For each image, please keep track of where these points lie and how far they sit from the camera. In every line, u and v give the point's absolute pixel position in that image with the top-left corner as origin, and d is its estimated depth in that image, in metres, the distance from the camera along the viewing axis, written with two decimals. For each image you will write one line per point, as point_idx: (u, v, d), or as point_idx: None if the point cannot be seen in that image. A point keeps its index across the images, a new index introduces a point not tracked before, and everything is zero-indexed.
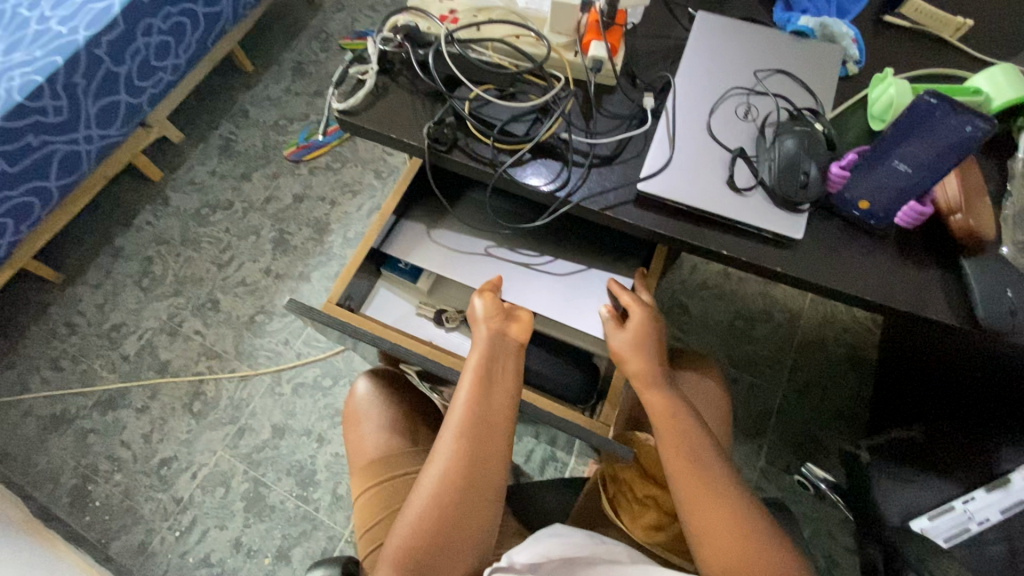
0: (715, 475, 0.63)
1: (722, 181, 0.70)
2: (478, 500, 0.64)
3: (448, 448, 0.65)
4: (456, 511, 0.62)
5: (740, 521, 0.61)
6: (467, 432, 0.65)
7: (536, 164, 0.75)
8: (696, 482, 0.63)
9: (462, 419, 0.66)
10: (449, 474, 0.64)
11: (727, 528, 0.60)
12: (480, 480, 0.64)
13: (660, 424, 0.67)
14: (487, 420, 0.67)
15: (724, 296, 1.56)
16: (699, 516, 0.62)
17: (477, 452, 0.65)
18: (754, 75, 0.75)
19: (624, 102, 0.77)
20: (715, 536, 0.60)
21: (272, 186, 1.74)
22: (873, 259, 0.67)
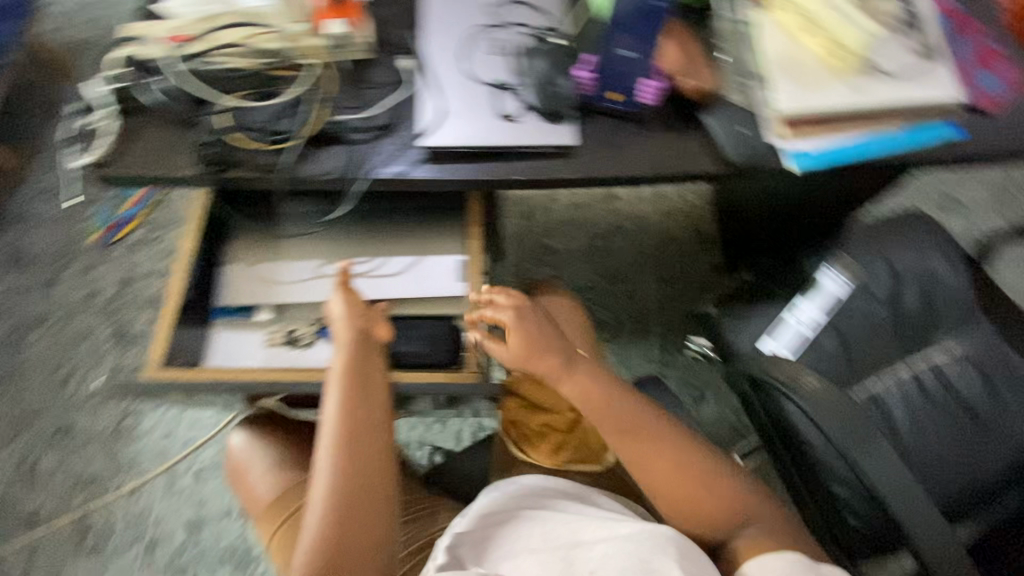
0: (660, 444, 0.67)
1: (494, 114, 0.74)
2: (371, 496, 0.63)
3: (328, 456, 0.64)
4: (349, 513, 0.61)
5: (688, 475, 0.66)
6: (344, 434, 0.65)
7: (320, 153, 0.74)
8: (638, 455, 0.67)
9: (338, 419, 0.66)
10: (335, 481, 0.63)
11: (680, 486, 0.65)
12: (367, 475, 0.64)
13: (593, 406, 0.69)
14: (363, 414, 0.67)
15: (579, 224, 1.66)
16: (653, 481, 0.66)
17: (359, 450, 0.65)
18: (492, 11, 0.79)
19: (384, 70, 0.78)
20: (672, 493, 0.66)
21: (87, 279, 1.55)
22: (640, 139, 0.75)
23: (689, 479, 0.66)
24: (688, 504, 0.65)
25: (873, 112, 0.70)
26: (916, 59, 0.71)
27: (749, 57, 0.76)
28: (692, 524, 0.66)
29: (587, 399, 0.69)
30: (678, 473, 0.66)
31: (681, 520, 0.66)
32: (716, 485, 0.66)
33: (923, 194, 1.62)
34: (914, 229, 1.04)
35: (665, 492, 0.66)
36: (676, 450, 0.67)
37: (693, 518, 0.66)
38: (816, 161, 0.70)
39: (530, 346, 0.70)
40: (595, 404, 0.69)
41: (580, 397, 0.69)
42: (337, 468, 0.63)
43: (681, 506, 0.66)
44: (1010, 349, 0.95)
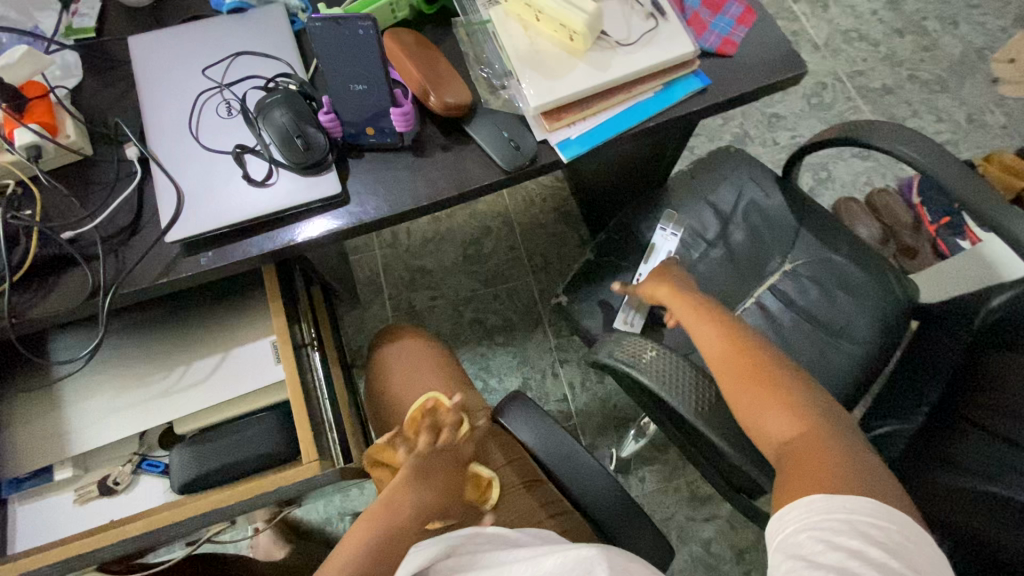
0: (773, 376, 0.73)
1: (243, 184, 0.67)
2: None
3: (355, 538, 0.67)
4: None
5: (793, 403, 0.71)
6: (376, 522, 0.68)
7: (50, 284, 0.64)
8: (756, 388, 0.73)
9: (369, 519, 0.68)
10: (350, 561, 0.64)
11: (783, 410, 0.70)
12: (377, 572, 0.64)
13: (700, 328, 0.82)
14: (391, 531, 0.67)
15: (445, 236, 1.61)
16: (764, 413, 0.71)
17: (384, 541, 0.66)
18: (216, 71, 0.71)
19: (108, 166, 0.68)
20: (789, 416, 0.70)
21: None
22: (412, 168, 0.71)
23: (785, 408, 0.70)
24: (759, 398, 0.72)
25: (622, 83, 0.70)
26: (648, 21, 0.71)
27: (496, 56, 0.73)
28: (772, 439, 0.69)
29: (721, 352, 0.78)
30: (779, 404, 0.71)
31: (773, 439, 0.69)
32: (822, 413, 0.70)
33: (750, 119, 1.73)
34: (725, 167, 1.08)
35: (764, 423, 0.70)
36: (784, 381, 0.73)
37: (806, 450, 0.66)
38: (580, 146, 0.70)
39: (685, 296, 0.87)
40: (710, 354, 0.79)
41: (700, 331, 0.82)
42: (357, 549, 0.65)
43: (752, 405, 0.72)
44: (832, 254, 1.02)
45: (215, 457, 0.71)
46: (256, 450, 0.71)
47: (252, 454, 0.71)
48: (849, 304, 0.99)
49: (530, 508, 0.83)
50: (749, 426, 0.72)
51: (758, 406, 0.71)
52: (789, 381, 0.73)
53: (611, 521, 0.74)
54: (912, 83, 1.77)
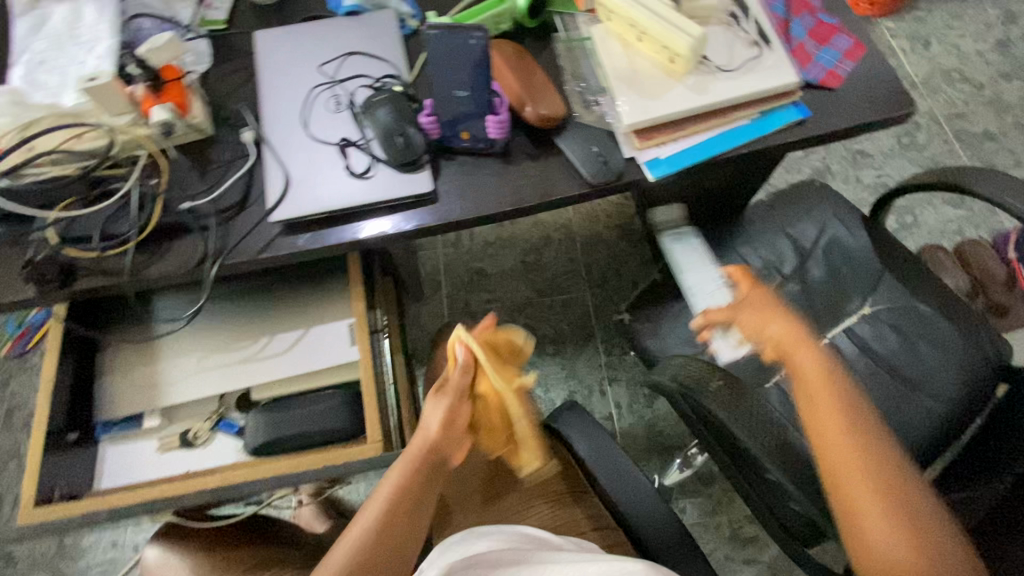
0: (895, 477, 0.56)
1: (344, 175, 0.71)
2: None
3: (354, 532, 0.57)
4: None
5: (915, 520, 0.54)
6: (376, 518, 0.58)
7: (166, 249, 0.70)
8: (875, 488, 0.55)
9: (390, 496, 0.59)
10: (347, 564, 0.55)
11: (898, 526, 0.53)
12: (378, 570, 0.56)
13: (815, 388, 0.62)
14: (413, 512, 0.59)
15: (507, 242, 1.64)
16: (873, 523, 0.54)
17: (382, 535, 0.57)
18: (328, 68, 0.76)
19: (227, 147, 0.75)
20: (905, 535, 0.53)
21: (10, 395, 1.53)
22: (500, 174, 0.73)
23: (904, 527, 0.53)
24: (872, 498, 0.55)
25: (719, 108, 0.70)
26: (751, 49, 0.71)
27: (593, 73, 0.75)
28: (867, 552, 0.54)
29: (830, 420, 0.60)
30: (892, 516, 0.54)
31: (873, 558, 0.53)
32: (944, 544, 0.53)
33: (834, 154, 1.66)
34: (809, 201, 1.05)
35: (867, 538, 0.54)
36: (908, 487, 0.56)
37: None
38: (669, 166, 0.70)
39: (787, 327, 0.68)
40: (818, 422, 0.61)
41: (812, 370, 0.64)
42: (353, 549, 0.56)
43: (861, 505, 0.55)
44: (917, 302, 0.97)
45: (286, 426, 0.76)
46: (324, 424, 0.76)
47: (321, 427, 0.76)
48: (931, 356, 0.93)
49: (574, 517, 0.82)
50: (847, 527, 0.55)
51: (860, 510, 0.55)
52: (916, 500, 0.55)
53: (662, 548, 0.72)
54: (1018, 131, 1.65)
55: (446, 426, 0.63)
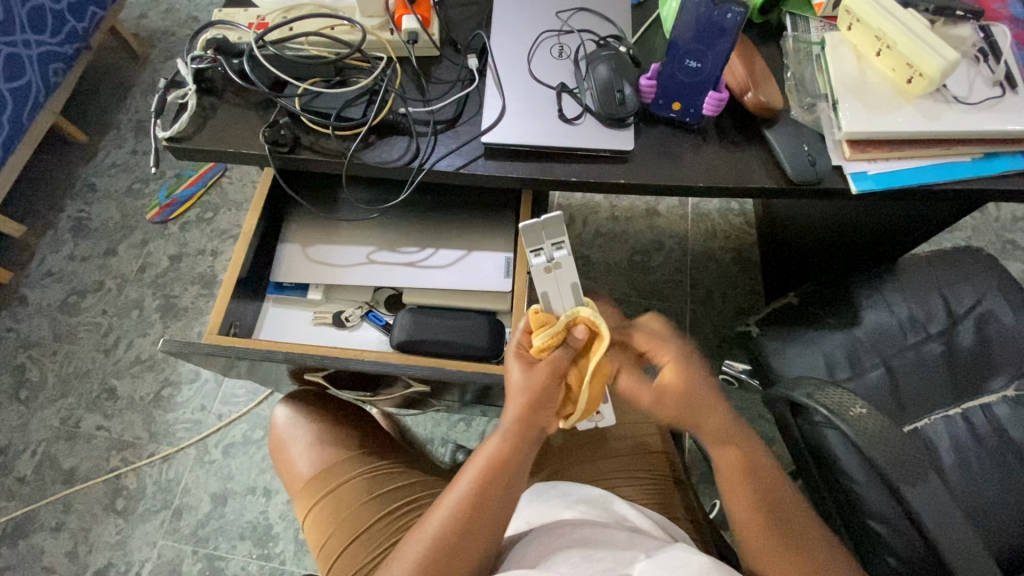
0: (781, 503, 0.63)
1: (554, 116, 0.75)
2: (475, 542, 0.59)
3: (463, 490, 0.60)
4: (449, 553, 0.58)
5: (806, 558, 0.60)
6: (485, 482, 0.60)
7: (382, 144, 0.76)
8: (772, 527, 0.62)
9: (474, 488, 0.60)
10: (456, 512, 0.59)
11: (788, 562, 0.61)
12: (482, 529, 0.59)
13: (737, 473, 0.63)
14: (502, 497, 0.60)
15: (618, 237, 1.64)
16: (770, 563, 0.61)
17: (492, 499, 0.60)
18: (559, 17, 0.81)
19: (451, 68, 0.80)
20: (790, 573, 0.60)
21: (143, 253, 1.69)
22: (699, 150, 0.75)
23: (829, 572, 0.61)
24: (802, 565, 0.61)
25: (945, 138, 0.69)
26: (993, 88, 0.70)
27: (814, 79, 0.76)
28: None
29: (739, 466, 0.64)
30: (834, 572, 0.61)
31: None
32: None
33: (982, 237, 1.57)
34: (969, 267, 1.00)
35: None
36: (803, 525, 0.62)
37: None
38: (876, 182, 0.69)
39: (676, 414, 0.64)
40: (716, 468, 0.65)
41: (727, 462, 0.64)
42: (465, 500, 0.60)
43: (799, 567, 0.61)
44: None
45: (430, 331, 0.80)
46: (465, 340, 0.80)
47: (459, 341, 0.80)
48: None
49: (671, 501, 0.83)
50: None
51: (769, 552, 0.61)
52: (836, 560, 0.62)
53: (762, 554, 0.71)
54: None
55: (529, 408, 0.61)
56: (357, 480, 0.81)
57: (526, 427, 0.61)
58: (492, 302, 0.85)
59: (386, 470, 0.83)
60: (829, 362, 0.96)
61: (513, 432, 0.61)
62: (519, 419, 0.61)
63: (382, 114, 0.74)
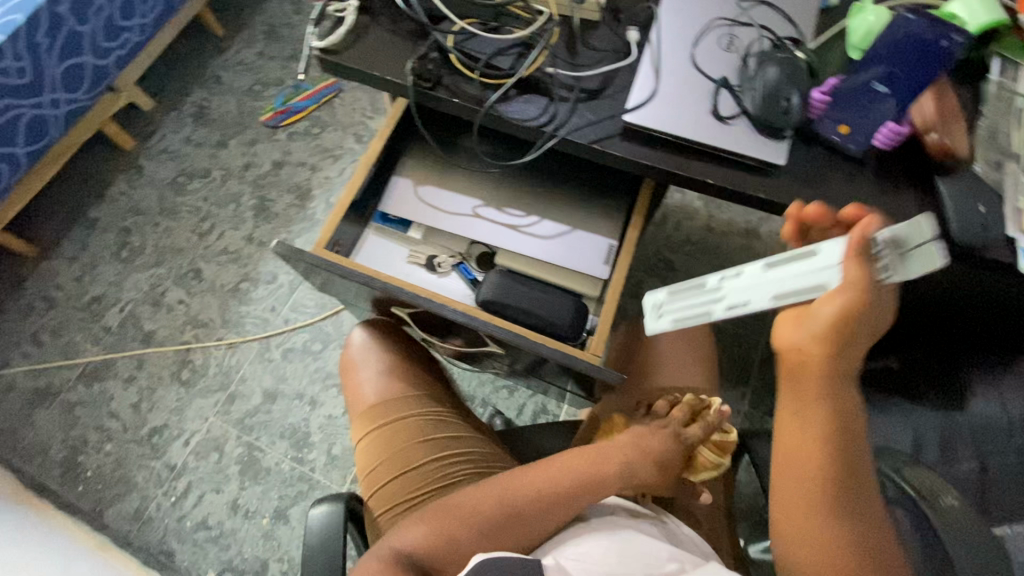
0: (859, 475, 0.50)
1: (706, 112, 0.70)
2: (535, 520, 0.66)
3: (549, 469, 0.68)
4: (514, 517, 0.65)
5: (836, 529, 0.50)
6: (569, 475, 0.68)
7: (520, 100, 0.74)
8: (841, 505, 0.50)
9: (523, 489, 0.67)
10: (533, 484, 0.67)
11: (816, 521, 0.50)
12: (545, 511, 0.66)
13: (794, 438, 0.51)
14: (543, 513, 0.66)
15: (709, 250, 1.54)
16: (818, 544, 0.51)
17: (562, 492, 0.67)
18: (738, 5, 0.75)
19: (609, 36, 0.77)
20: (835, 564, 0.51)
21: (250, 152, 1.77)
22: (853, 182, 0.69)
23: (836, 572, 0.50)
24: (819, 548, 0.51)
25: None
26: None
27: (1010, 133, 0.67)
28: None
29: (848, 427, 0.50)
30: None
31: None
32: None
33: None
34: None
35: (792, 547, 0.52)
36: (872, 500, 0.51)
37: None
38: None
39: (806, 324, 0.47)
40: (796, 416, 0.50)
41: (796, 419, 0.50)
42: (544, 479, 0.67)
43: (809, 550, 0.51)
44: None
45: (519, 296, 0.80)
46: (549, 313, 0.79)
47: (544, 312, 0.79)
48: None
49: (718, 531, 0.80)
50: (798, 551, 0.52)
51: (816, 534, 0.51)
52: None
53: None
54: None
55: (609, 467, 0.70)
56: (414, 420, 0.85)
57: (597, 476, 0.68)
58: (583, 284, 0.83)
59: (440, 418, 0.86)
60: (919, 441, 0.88)
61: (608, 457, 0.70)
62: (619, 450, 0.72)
63: (531, 70, 0.72)
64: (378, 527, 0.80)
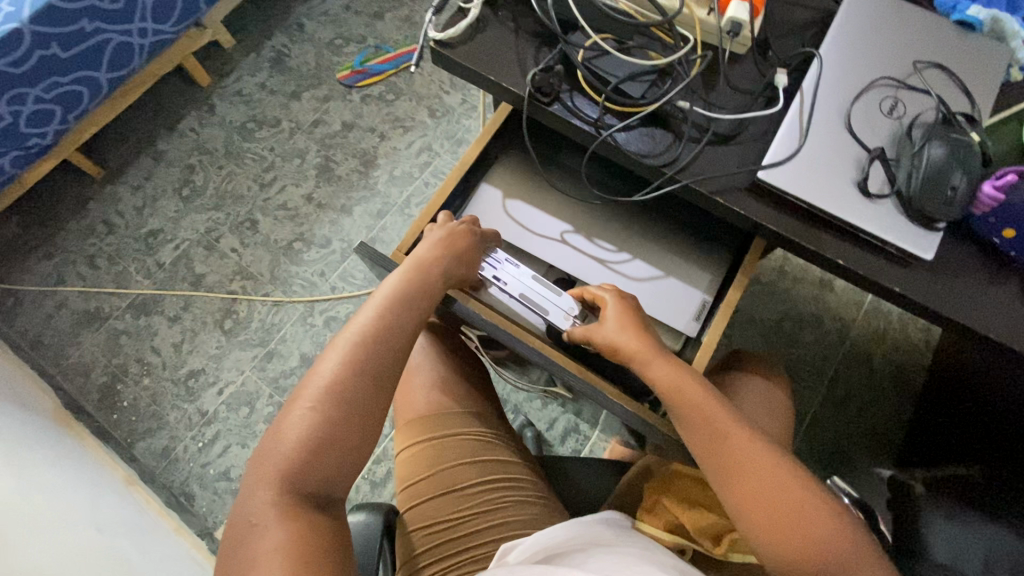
0: (711, 413, 0.64)
1: (852, 183, 0.63)
2: (362, 415, 0.62)
3: (334, 363, 0.63)
4: (335, 427, 0.61)
5: (757, 465, 0.61)
6: (358, 351, 0.64)
7: (642, 132, 0.68)
8: (712, 450, 0.63)
9: (336, 376, 0.62)
10: (333, 386, 0.62)
11: (744, 468, 0.61)
12: (367, 397, 0.63)
13: (685, 402, 0.65)
14: (377, 371, 0.64)
15: (777, 294, 1.38)
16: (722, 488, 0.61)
17: (367, 368, 0.64)
18: (911, 65, 0.66)
19: (752, 75, 0.69)
20: (744, 495, 0.60)
21: (322, 109, 1.74)
22: (1001, 291, 0.62)
23: (779, 493, 0.59)
24: (763, 492, 0.59)
25: None
26: None
27: None
28: (787, 530, 0.57)
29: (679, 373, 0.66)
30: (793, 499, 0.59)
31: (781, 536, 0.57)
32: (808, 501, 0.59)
33: None
34: None
35: (751, 506, 0.59)
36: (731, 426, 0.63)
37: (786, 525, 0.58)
38: None
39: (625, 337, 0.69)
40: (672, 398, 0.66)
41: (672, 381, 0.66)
42: (337, 376, 0.63)
43: (757, 499, 0.59)
44: None
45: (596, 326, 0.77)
46: None
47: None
48: None
49: None
50: (750, 509, 0.59)
51: (720, 482, 0.62)
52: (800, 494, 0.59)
53: None
54: None
55: (397, 299, 0.68)
56: (463, 439, 0.82)
57: (381, 330, 0.66)
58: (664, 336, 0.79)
59: (488, 439, 0.84)
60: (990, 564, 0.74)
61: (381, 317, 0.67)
62: (389, 303, 0.68)
63: (663, 102, 0.65)
64: (410, 541, 0.77)
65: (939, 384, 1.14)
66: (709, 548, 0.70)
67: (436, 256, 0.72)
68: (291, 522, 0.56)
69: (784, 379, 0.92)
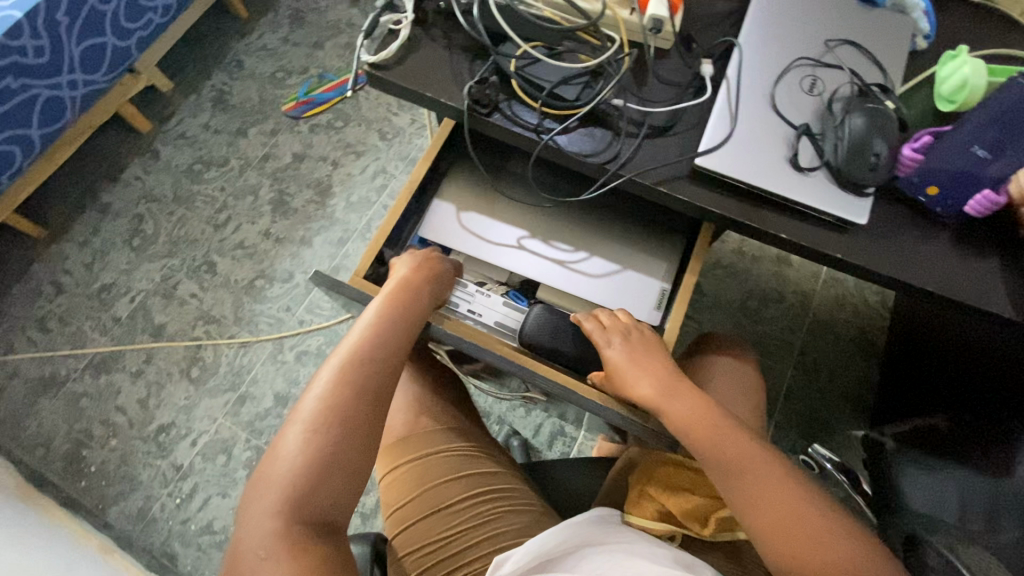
0: (726, 442, 0.64)
1: (785, 160, 0.66)
2: (361, 431, 0.61)
3: (325, 385, 0.62)
4: (335, 446, 0.59)
5: (772, 484, 0.61)
6: (349, 371, 0.63)
7: (582, 133, 0.69)
8: (724, 470, 0.63)
9: (331, 395, 0.61)
10: (330, 408, 0.61)
11: (759, 485, 0.61)
12: (367, 413, 0.62)
13: (697, 429, 0.66)
14: (371, 384, 0.64)
15: (738, 274, 1.42)
16: (744, 507, 0.61)
17: (363, 386, 0.63)
18: (824, 45, 0.70)
19: (680, 68, 0.72)
20: (760, 512, 0.60)
21: (271, 143, 1.72)
22: (933, 246, 0.65)
23: (794, 512, 0.59)
24: (784, 510, 0.59)
25: None
26: None
27: None
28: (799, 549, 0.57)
29: (690, 407, 0.67)
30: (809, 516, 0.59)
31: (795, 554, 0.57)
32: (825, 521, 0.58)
33: None
34: None
35: (767, 525, 0.59)
36: (754, 451, 0.64)
37: (802, 546, 0.57)
38: None
39: (636, 372, 0.71)
40: (683, 421, 0.67)
41: (688, 412, 0.67)
42: (331, 396, 0.61)
43: (773, 516, 0.59)
44: None
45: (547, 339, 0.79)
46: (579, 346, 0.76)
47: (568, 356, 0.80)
48: None
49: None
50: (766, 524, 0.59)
51: (732, 492, 0.62)
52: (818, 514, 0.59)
53: None
54: None
55: (385, 321, 0.68)
56: (444, 456, 0.82)
57: (372, 348, 0.66)
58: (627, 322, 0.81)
59: (471, 453, 0.83)
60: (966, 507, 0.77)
61: (368, 335, 0.66)
62: (377, 321, 0.68)
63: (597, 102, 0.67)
64: (402, 568, 0.76)
65: (899, 343, 1.19)
66: (698, 531, 0.71)
67: (416, 277, 0.73)
68: (297, 554, 0.53)
69: (754, 355, 0.94)
